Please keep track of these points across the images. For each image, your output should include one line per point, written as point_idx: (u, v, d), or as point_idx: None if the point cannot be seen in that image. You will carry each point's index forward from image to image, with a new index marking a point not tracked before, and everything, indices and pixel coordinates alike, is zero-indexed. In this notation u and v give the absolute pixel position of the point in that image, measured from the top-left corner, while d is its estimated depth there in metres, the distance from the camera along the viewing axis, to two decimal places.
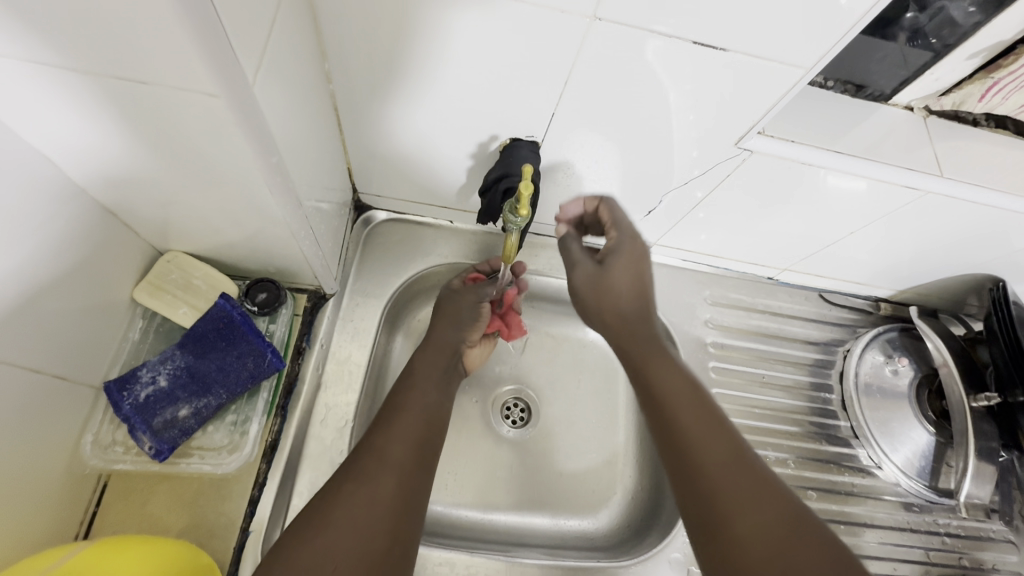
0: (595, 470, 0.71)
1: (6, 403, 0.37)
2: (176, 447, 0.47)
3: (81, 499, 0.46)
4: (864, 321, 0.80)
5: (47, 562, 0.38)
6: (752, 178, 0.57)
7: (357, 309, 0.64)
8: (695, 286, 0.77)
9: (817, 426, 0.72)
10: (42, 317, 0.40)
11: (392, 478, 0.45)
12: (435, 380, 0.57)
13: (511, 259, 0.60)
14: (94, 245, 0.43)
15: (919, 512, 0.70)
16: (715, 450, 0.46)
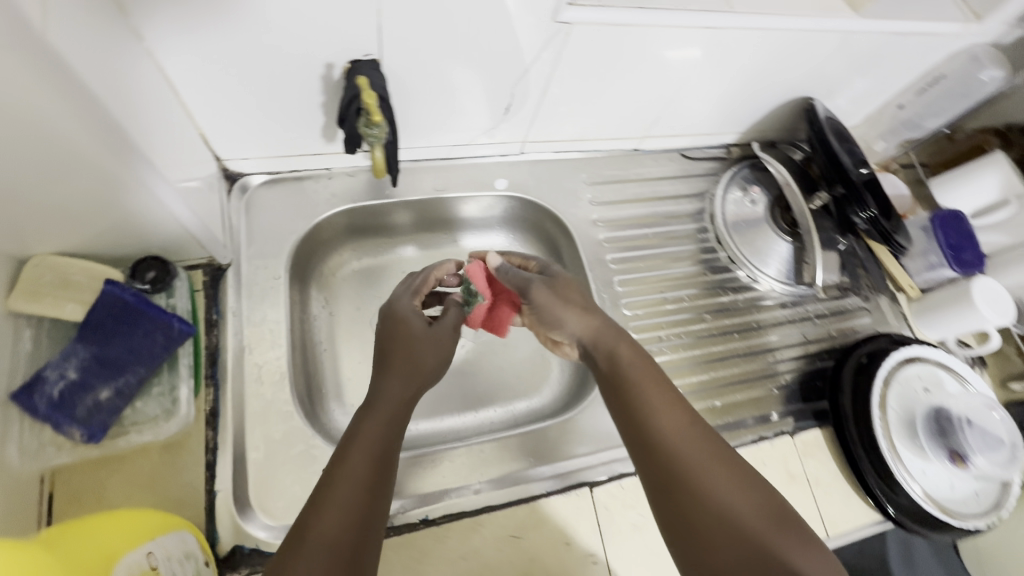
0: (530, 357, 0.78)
1: None
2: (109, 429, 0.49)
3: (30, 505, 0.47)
4: (721, 167, 0.91)
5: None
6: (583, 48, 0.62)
7: (260, 272, 0.65)
8: (573, 172, 0.83)
9: (701, 263, 0.84)
10: None
11: (342, 502, 0.42)
12: (384, 420, 0.49)
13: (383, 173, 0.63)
14: None
15: (793, 307, 0.83)
16: (676, 426, 0.47)
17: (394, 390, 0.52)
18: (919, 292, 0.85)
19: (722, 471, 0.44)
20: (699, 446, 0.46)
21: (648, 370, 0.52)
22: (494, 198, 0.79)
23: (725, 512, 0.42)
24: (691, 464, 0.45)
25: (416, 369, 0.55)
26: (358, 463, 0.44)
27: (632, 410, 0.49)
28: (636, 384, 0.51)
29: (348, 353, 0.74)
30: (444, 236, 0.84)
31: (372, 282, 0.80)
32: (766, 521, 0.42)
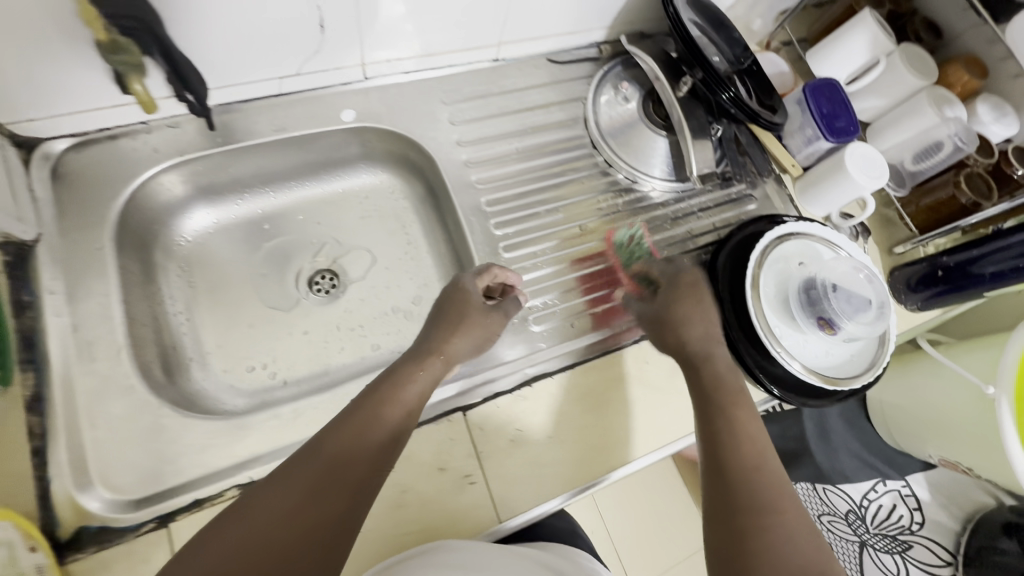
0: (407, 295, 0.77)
1: None
2: None
3: None
4: (594, 68, 0.85)
5: None
6: None
7: (77, 245, 0.59)
8: (429, 93, 0.77)
9: (578, 172, 0.80)
10: None
11: (361, 454, 0.47)
12: (419, 391, 0.54)
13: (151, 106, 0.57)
14: None
15: (675, 204, 0.80)
16: (751, 455, 0.52)
17: (409, 365, 0.56)
18: (801, 170, 0.83)
19: (785, 510, 0.48)
20: (748, 457, 0.52)
21: (732, 390, 0.58)
22: (344, 132, 0.73)
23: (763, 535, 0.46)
24: (748, 484, 0.49)
25: (447, 348, 0.59)
26: (387, 414, 0.51)
27: (716, 409, 0.56)
28: (732, 403, 0.57)
29: (208, 319, 0.71)
30: (306, 182, 0.79)
31: (235, 237, 0.76)
32: (782, 532, 0.46)
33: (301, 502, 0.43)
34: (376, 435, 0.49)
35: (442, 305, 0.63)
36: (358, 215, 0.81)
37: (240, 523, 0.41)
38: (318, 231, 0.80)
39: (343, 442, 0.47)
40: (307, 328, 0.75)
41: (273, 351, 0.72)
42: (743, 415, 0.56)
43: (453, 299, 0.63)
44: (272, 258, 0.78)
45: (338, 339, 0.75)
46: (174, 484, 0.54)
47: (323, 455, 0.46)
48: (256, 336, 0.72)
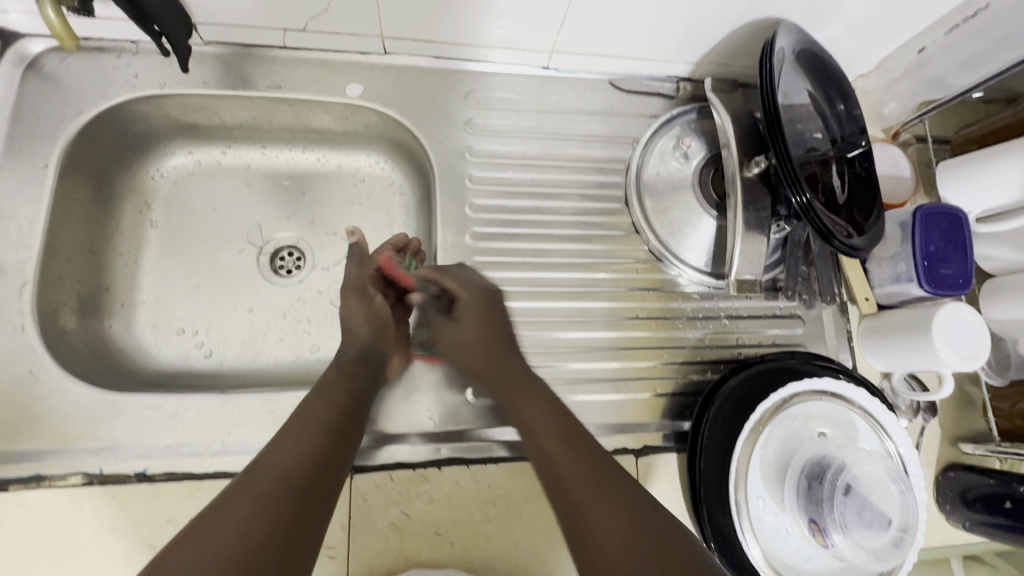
0: None
1: None
2: None
3: None
4: (664, 107, 0.70)
5: None
6: None
7: (21, 159, 0.55)
8: (455, 87, 0.65)
9: (599, 226, 0.66)
10: None
11: (271, 478, 0.42)
12: (336, 402, 0.50)
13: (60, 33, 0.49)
14: None
15: (699, 301, 0.66)
16: (569, 470, 0.45)
17: (325, 398, 0.50)
18: (875, 307, 0.65)
19: (598, 499, 0.42)
20: (556, 434, 0.48)
21: (541, 417, 0.49)
22: (346, 107, 0.64)
23: (592, 527, 0.41)
24: (576, 476, 0.44)
25: (347, 356, 0.55)
26: (297, 446, 0.45)
27: (546, 449, 0.47)
28: (536, 433, 0.48)
29: (154, 267, 0.66)
30: (300, 147, 0.71)
31: (212, 186, 0.70)
32: (631, 513, 0.41)
33: (255, 507, 0.39)
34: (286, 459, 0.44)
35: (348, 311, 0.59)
36: (349, 199, 0.73)
37: (188, 537, 0.37)
38: (302, 204, 0.72)
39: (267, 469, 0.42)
40: (252, 307, 0.68)
41: (209, 319, 0.67)
42: (582, 476, 0.44)
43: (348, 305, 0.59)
44: (247, 220, 0.71)
45: (279, 328, 0.68)
46: (25, 446, 0.49)
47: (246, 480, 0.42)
48: (197, 299, 0.67)
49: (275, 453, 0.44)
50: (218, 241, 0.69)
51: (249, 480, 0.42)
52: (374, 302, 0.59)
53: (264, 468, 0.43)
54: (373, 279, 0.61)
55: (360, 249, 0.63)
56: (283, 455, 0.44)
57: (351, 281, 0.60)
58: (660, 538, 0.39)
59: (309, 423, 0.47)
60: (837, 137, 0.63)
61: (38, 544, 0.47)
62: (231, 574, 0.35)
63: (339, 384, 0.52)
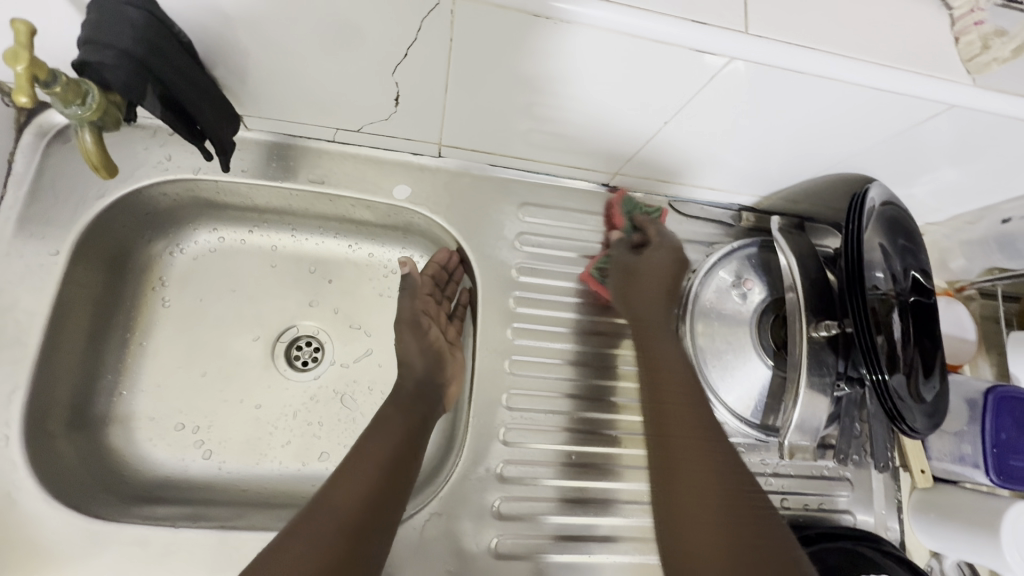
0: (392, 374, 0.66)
1: None
2: None
3: None
4: (722, 237, 0.67)
5: None
6: (482, 40, 0.40)
7: (30, 243, 0.50)
8: (508, 198, 0.62)
9: (645, 360, 0.63)
10: None
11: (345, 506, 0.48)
12: (388, 437, 0.54)
13: (109, 164, 0.41)
14: None
15: (744, 453, 0.61)
16: (684, 438, 0.55)
17: (384, 429, 0.54)
18: (930, 480, 0.61)
19: (698, 475, 0.53)
20: (683, 424, 0.56)
21: (679, 379, 0.58)
22: (390, 207, 0.60)
23: (692, 517, 0.51)
24: (686, 432, 0.55)
25: (398, 391, 0.58)
26: (359, 479, 0.50)
27: (659, 446, 0.57)
28: (669, 422, 0.57)
29: (159, 354, 0.61)
30: (332, 234, 0.66)
31: (233, 266, 0.65)
32: (727, 480, 0.52)
33: (327, 540, 0.46)
34: (362, 478, 0.50)
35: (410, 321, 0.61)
36: (378, 291, 0.68)
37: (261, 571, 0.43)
38: (326, 291, 0.67)
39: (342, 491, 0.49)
40: (259, 403, 0.63)
41: (212, 415, 0.61)
42: (682, 471, 0.54)
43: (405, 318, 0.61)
44: (265, 305, 0.66)
45: (287, 429, 0.62)
46: None
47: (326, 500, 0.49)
48: (201, 392, 0.61)
49: (343, 473, 0.51)
50: (231, 327, 0.64)
51: (322, 507, 0.48)
52: (426, 333, 0.61)
53: (331, 501, 0.49)
54: (431, 303, 0.62)
55: (412, 282, 0.63)
56: (339, 494, 0.49)
57: (404, 312, 0.61)
58: (733, 496, 0.51)
59: (368, 458, 0.52)
60: (898, 275, 0.55)
61: None
62: None
63: (394, 418, 0.56)
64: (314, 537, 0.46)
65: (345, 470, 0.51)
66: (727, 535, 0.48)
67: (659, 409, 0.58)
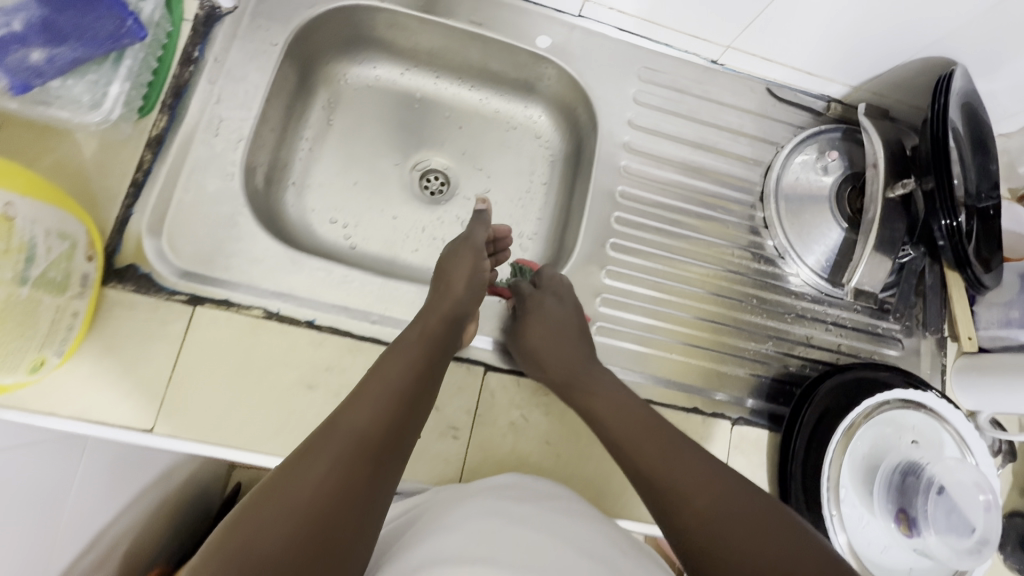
0: (505, 209, 0.77)
1: None
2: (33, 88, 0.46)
3: None
4: (811, 122, 0.75)
5: None
6: None
7: (257, 32, 0.62)
8: (631, 59, 0.71)
9: (731, 214, 0.71)
10: None
11: (357, 430, 0.42)
12: (411, 361, 0.49)
13: None
14: None
15: (809, 302, 0.70)
16: (646, 447, 0.51)
17: (404, 352, 0.49)
18: (976, 347, 0.68)
19: (671, 463, 0.49)
20: (629, 423, 0.53)
21: (623, 408, 0.54)
22: (530, 55, 0.70)
23: (676, 480, 0.48)
24: (631, 429, 0.53)
25: (429, 313, 0.55)
26: (376, 403, 0.44)
27: (626, 445, 0.52)
28: (626, 433, 0.53)
29: (323, 159, 0.73)
30: (469, 85, 0.77)
31: (386, 100, 0.76)
32: (703, 471, 0.48)
33: (341, 466, 0.40)
34: (380, 401, 0.45)
35: (445, 265, 0.61)
36: (500, 140, 0.79)
37: (264, 507, 0.37)
38: (456, 135, 0.79)
39: (357, 414, 0.43)
40: (397, 215, 0.75)
41: (358, 216, 0.73)
42: (661, 459, 0.50)
43: (454, 262, 0.61)
44: (409, 136, 0.77)
45: (417, 239, 0.74)
46: (219, 276, 0.56)
47: (341, 425, 0.43)
48: (352, 196, 0.73)
49: (358, 395, 0.45)
50: (379, 150, 0.76)
51: (337, 431, 0.42)
52: (486, 263, 0.62)
53: (349, 423, 0.43)
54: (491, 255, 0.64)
55: (473, 232, 0.64)
56: (357, 418, 0.43)
57: (474, 241, 0.63)
58: (730, 494, 0.47)
59: (389, 378, 0.47)
60: (972, 192, 0.62)
61: (218, 358, 0.52)
62: (312, 530, 0.37)
63: (420, 344, 0.51)
64: (329, 465, 0.40)
65: (360, 394, 0.45)
66: (751, 525, 0.44)
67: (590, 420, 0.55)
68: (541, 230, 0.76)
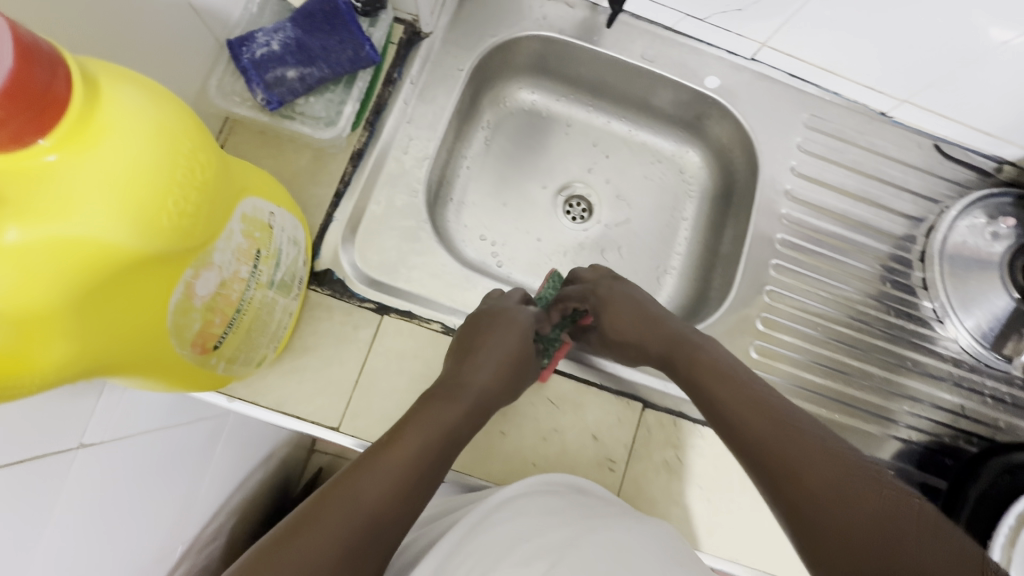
0: (646, 241, 0.77)
1: (166, 23, 0.43)
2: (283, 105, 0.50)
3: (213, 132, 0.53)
4: (979, 184, 0.73)
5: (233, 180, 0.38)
6: None
7: (448, 58, 0.66)
8: (798, 106, 0.71)
9: (887, 271, 0.70)
10: None
11: (374, 508, 0.39)
12: (440, 436, 0.45)
13: None
14: None
15: (968, 371, 0.67)
16: (771, 443, 0.42)
17: (437, 422, 0.46)
18: None
19: (795, 454, 0.40)
20: (766, 419, 0.44)
21: (742, 395, 0.47)
22: (698, 94, 0.71)
23: (819, 498, 0.37)
24: (763, 428, 0.43)
25: (460, 384, 0.50)
26: (395, 477, 0.41)
27: (756, 452, 0.43)
28: (737, 409, 0.46)
29: (479, 178, 0.76)
30: (621, 117, 0.79)
31: (541, 124, 0.79)
32: (870, 494, 0.36)
33: (343, 550, 0.37)
34: (400, 479, 0.41)
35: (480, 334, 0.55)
36: (643, 173, 0.80)
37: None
38: (603, 163, 0.80)
39: (378, 489, 0.40)
40: (541, 237, 0.76)
41: (506, 236, 0.75)
42: (789, 458, 0.40)
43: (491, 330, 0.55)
44: (553, 161, 0.79)
45: (559, 263, 0.76)
46: (402, 288, 0.59)
47: (355, 496, 0.39)
48: (502, 215, 0.76)
49: (385, 463, 0.42)
50: (529, 171, 0.78)
51: (350, 504, 0.39)
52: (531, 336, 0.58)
53: (362, 499, 0.39)
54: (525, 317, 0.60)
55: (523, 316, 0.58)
56: (373, 491, 0.40)
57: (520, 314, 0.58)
58: (885, 511, 0.35)
59: (416, 453, 0.43)
60: None
61: (400, 367, 0.55)
62: None
63: (452, 413, 0.48)
64: (331, 546, 0.36)
65: (384, 462, 0.42)
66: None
67: (713, 403, 0.48)
68: (682, 266, 0.76)
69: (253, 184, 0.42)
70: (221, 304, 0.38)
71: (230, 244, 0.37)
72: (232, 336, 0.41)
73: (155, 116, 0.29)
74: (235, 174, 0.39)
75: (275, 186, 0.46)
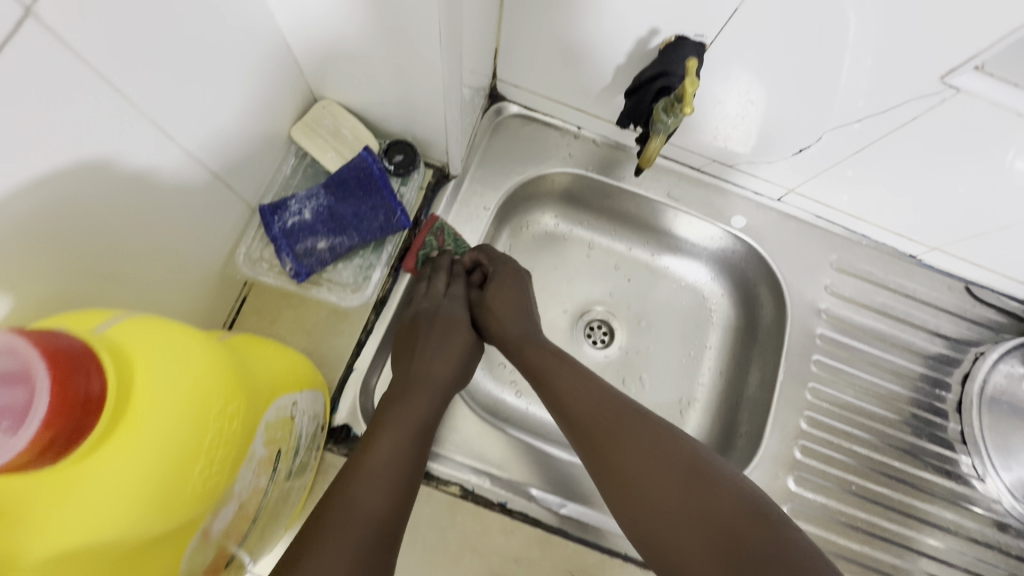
0: (670, 372, 0.74)
1: (200, 209, 0.44)
2: (311, 273, 0.50)
3: (230, 299, 0.53)
4: (1015, 329, 0.70)
5: (264, 394, 0.37)
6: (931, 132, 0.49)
7: (473, 196, 0.66)
8: (824, 246, 0.70)
9: (922, 421, 0.67)
10: (231, 141, 0.45)
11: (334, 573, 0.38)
12: (383, 485, 0.44)
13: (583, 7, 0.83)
14: (275, 88, 0.48)
15: (1013, 535, 0.64)
16: (618, 459, 0.48)
17: (369, 482, 0.44)
18: None
19: (648, 466, 0.46)
20: (606, 423, 0.50)
21: (593, 405, 0.51)
22: (722, 232, 0.71)
23: (657, 506, 0.45)
24: (603, 432, 0.49)
25: (385, 424, 0.49)
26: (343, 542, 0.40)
27: (604, 464, 0.49)
28: (589, 426, 0.51)
29: None
30: (643, 241, 0.78)
31: (559, 249, 0.77)
32: (694, 487, 0.44)
33: None
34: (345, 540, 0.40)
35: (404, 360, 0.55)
36: (666, 300, 0.77)
37: None
38: (625, 284, 0.78)
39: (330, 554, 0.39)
40: None
41: None
42: (633, 468, 0.47)
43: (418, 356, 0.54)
44: (572, 285, 0.77)
45: None
46: None
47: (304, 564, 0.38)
48: None
49: (334, 537, 0.40)
50: (550, 291, 0.76)
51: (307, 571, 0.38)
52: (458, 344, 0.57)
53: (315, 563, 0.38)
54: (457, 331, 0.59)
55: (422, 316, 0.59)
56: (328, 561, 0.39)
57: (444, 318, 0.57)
58: (710, 506, 0.43)
59: (359, 510, 0.42)
60: None
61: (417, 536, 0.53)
62: None
63: (384, 451, 0.46)
64: None
65: (329, 528, 0.41)
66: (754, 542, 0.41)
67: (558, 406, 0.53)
68: (708, 401, 0.73)
69: (280, 380, 0.41)
70: (238, 526, 0.36)
71: (252, 466, 0.36)
72: (246, 543, 0.40)
73: (190, 386, 0.28)
74: (264, 383, 0.38)
75: (301, 367, 0.46)
